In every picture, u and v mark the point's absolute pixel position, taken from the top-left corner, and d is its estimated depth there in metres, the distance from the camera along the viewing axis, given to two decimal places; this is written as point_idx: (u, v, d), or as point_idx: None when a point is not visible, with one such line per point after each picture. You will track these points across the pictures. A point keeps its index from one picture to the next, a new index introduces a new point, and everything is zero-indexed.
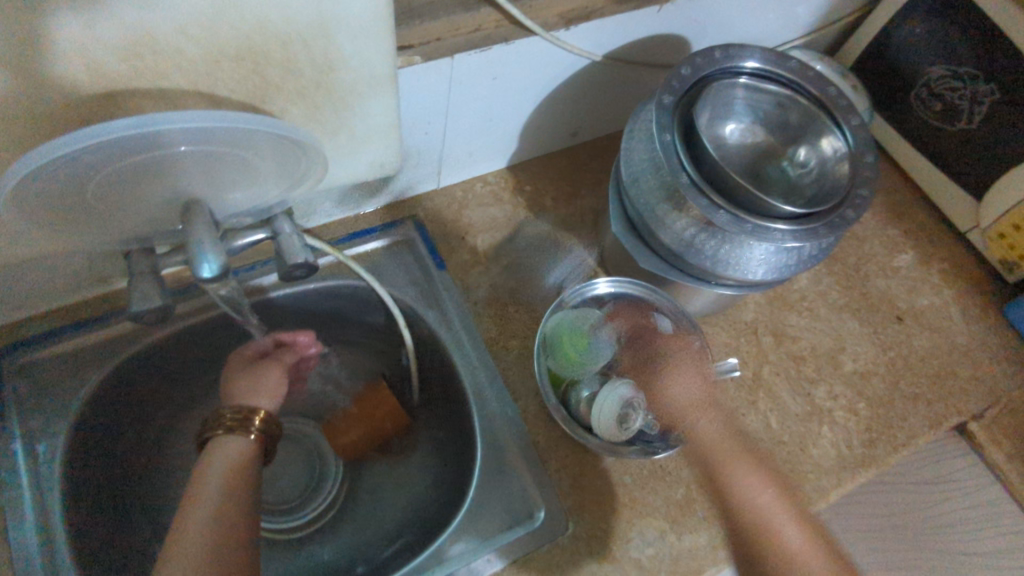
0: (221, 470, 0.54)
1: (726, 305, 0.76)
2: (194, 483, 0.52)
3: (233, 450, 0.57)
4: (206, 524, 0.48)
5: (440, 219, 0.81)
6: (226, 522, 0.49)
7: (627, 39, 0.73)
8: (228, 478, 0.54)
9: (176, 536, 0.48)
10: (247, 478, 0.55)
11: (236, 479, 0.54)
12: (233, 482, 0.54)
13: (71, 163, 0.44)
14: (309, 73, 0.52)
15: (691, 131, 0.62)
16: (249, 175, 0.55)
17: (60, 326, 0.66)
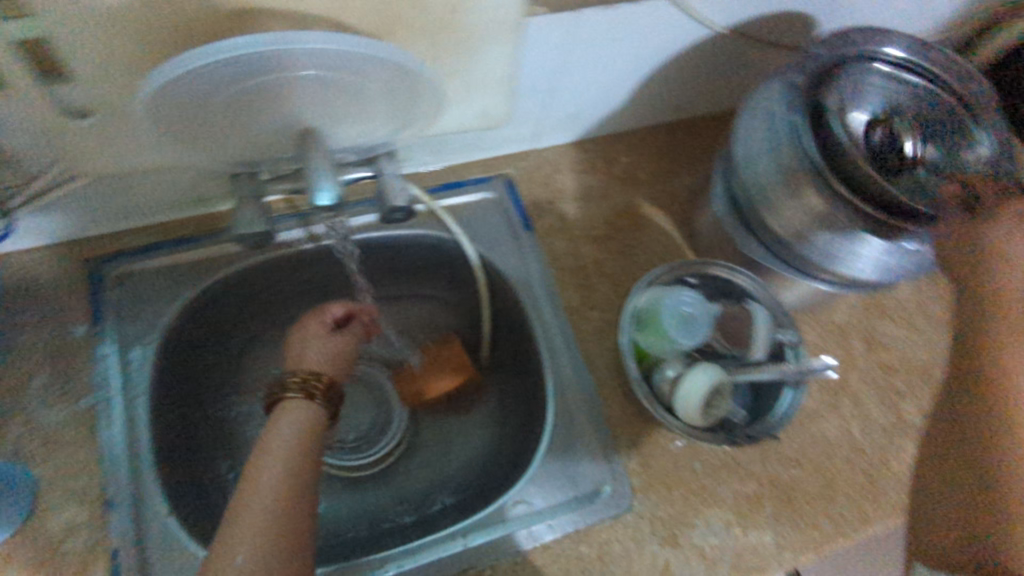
0: (290, 431, 0.50)
1: (821, 302, 0.72)
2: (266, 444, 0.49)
3: (300, 413, 0.53)
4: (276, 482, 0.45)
5: (532, 180, 0.79)
6: (291, 488, 0.46)
7: (755, 12, 0.70)
8: (301, 441, 0.50)
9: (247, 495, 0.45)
10: (317, 445, 0.52)
11: (305, 444, 0.50)
12: (299, 446, 0.50)
13: (207, 75, 0.43)
14: (440, 12, 0.50)
15: (820, 114, 0.59)
16: (366, 110, 0.54)
17: (158, 243, 0.68)
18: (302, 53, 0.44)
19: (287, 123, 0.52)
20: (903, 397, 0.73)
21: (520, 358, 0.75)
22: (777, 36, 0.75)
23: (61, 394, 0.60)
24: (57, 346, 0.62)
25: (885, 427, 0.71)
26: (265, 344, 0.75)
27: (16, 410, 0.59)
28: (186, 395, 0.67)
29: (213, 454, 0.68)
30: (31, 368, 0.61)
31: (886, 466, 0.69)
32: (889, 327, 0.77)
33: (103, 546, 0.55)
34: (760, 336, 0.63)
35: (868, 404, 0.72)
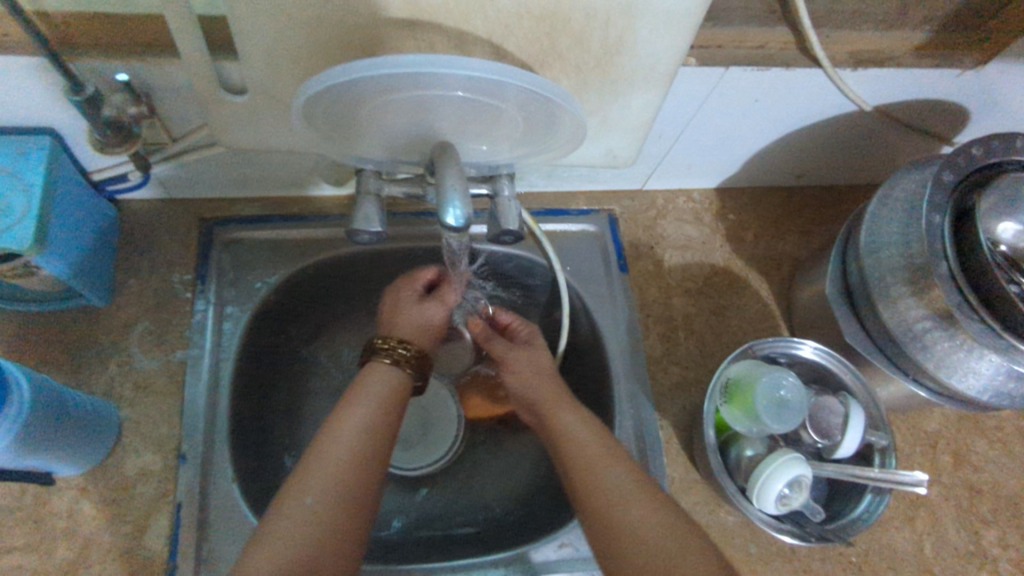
0: (371, 397, 0.53)
1: (916, 407, 0.68)
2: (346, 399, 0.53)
3: (385, 378, 0.55)
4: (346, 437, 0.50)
5: (635, 221, 0.78)
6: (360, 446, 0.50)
7: (908, 96, 0.66)
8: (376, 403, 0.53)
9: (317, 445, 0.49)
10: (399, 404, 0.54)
11: (383, 413, 0.53)
12: (378, 415, 0.52)
13: (371, 83, 0.45)
14: (596, 52, 0.51)
15: (965, 219, 0.56)
16: (501, 135, 0.55)
17: (268, 217, 0.70)
18: (458, 77, 0.45)
19: (425, 133, 0.54)
20: (987, 524, 0.68)
21: (592, 397, 0.73)
22: (923, 119, 0.71)
23: (157, 344, 0.63)
24: (161, 296, 0.65)
25: (961, 552, 0.67)
26: (346, 328, 0.76)
27: (116, 350, 0.62)
28: (266, 366, 0.69)
29: (279, 429, 0.69)
30: (134, 313, 0.64)
31: None
32: (984, 447, 0.72)
33: (170, 498, 0.57)
34: (851, 433, 0.59)
35: (947, 524, 0.68)
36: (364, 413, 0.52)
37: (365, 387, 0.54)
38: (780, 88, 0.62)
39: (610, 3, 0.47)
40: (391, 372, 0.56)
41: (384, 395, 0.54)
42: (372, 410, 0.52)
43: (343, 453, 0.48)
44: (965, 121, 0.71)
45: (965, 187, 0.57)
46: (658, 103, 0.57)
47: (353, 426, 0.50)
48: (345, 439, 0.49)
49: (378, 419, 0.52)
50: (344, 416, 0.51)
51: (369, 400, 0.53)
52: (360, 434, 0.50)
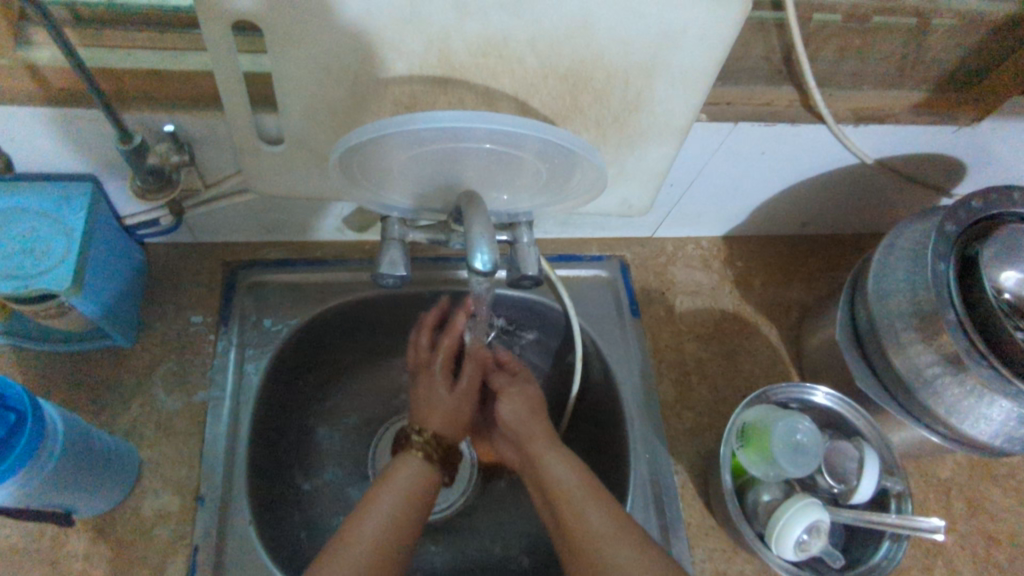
0: (397, 493, 0.55)
1: (931, 453, 0.69)
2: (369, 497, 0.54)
3: (416, 474, 0.57)
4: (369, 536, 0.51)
5: (646, 268, 0.80)
6: (385, 546, 0.51)
7: (907, 150, 0.69)
8: (401, 500, 0.55)
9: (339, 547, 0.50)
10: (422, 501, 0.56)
11: (410, 507, 0.54)
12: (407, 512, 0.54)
13: (407, 136, 0.48)
14: (615, 108, 0.54)
15: (970, 268, 0.58)
16: (523, 185, 0.57)
17: (291, 261, 0.72)
18: (486, 131, 0.48)
19: (451, 182, 0.56)
20: (1006, 573, 0.68)
21: (607, 441, 0.73)
22: (922, 172, 0.74)
23: (179, 385, 0.64)
24: (183, 338, 0.66)
25: None
26: (363, 369, 0.77)
27: (138, 391, 0.63)
28: (284, 408, 0.69)
29: (295, 473, 0.68)
30: (158, 354, 0.65)
31: None
32: (997, 494, 0.72)
33: (187, 540, 0.57)
34: (868, 476, 0.59)
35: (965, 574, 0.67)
36: (386, 508, 0.53)
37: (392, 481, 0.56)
38: (785, 142, 0.65)
39: (629, 63, 0.50)
40: (421, 467, 0.57)
41: (413, 494, 0.55)
42: (399, 508, 0.54)
43: (366, 551, 0.50)
44: (961, 174, 0.74)
45: (966, 237, 0.60)
46: (672, 156, 0.59)
47: (376, 524, 0.52)
48: (371, 536, 0.51)
49: (401, 516, 0.53)
50: (365, 514, 0.52)
51: (395, 499, 0.54)
52: (379, 532, 0.51)
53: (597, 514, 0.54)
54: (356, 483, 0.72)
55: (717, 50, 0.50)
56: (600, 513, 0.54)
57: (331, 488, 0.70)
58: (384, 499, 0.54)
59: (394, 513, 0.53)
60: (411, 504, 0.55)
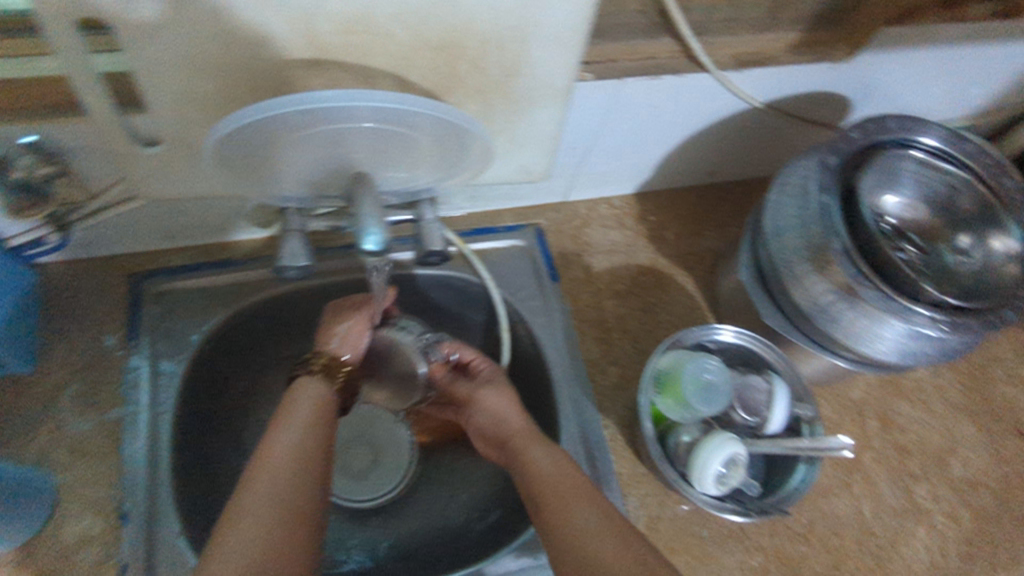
0: (303, 413, 0.53)
1: (840, 377, 0.72)
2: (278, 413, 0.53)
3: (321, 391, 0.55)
4: (289, 447, 0.49)
5: (561, 232, 0.82)
6: (295, 460, 0.48)
7: (791, 91, 0.72)
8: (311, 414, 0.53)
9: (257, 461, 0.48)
10: (328, 418, 0.54)
11: (319, 422, 0.53)
12: (319, 430, 0.52)
13: (282, 120, 0.48)
14: (494, 74, 0.54)
15: (851, 197, 0.61)
16: (415, 161, 0.57)
17: (197, 265, 0.70)
18: (365, 108, 0.48)
19: (340, 165, 0.56)
20: (917, 480, 0.73)
21: (537, 406, 0.74)
22: (812, 111, 0.77)
23: (89, 405, 0.62)
24: (90, 356, 0.64)
25: (897, 510, 0.70)
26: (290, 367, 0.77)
27: (46, 417, 0.61)
28: (208, 414, 0.68)
29: (226, 480, 0.68)
30: (63, 376, 0.63)
31: (897, 551, 0.68)
32: (906, 408, 0.77)
33: (114, 560, 0.56)
34: (778, 406, 0.62)
35: (881, 486, 0.72)
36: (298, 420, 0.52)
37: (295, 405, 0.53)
38: (673, 95, 0.67)
39: (500, 28, 0.50)
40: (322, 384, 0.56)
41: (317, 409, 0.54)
42: (308, 430, 0.51)
43: (286, 462, 0.48)
44: (848, 108, 0.78)
45: (850, 164, 0.62)
46: (561, 118, 0.60)
47: (291, 440, 0.50)
48: (291, 455, 0.48)
49: (315, 434, 0.51)
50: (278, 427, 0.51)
51: (301, 421, 0.52)
52: (295, 446, 0.49)
53: (587, 514, 0.49)
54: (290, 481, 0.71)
55: (584, 7, 0.50)
56: (592, 514, 0.49)
57: None
58: (295, 415, 0.53)
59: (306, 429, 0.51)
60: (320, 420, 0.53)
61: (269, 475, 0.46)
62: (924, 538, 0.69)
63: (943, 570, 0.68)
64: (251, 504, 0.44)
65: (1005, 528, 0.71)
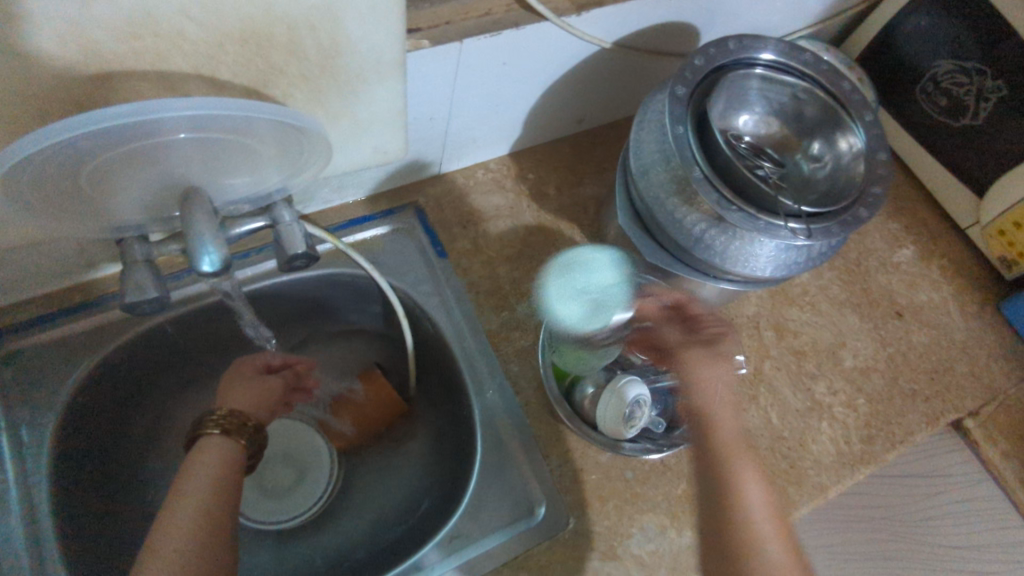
0: (212, 469, 0.49)
1: (731, 297, 0.74)
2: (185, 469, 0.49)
3: (229, 450, 0.52)
4: (198, 503, 0.46)
5: (441, 206, 0.79)
6: (205, 518, 0.45)
7: (637, 27, 0.71)
8: (221, 470, 0.50)
9: (163, 522, 0.44)
10: (238, 476, 0.51)
11: (227, 478, 0.49)
12: (221, 487, 0.48)
13: (72, 148, 0.42)
14: (314, 58, 0.50)
15: (705, 123, 0.61)
16: (251, 163, 0.53)
17: (46, 316, 0.64)
18: (169, 120, 0.43)
19: (167, 182, 0.51)
20: (816, 378, 0.77)
21: (448, 386, 0.73)
22: (663, 43, 0.77)
23: None
24: None
25: (801, 411, 0.74)
26: (182, 400, 0.73)
27: None
28: (94, 472, 0.64)
29: (130, 534, 0.64)
30: None
31: (806, 449, 0.72)
32: (796, 313, 0.81)
33: None
34: None
35: (784, 393, 0.75)
36: (205, 476, 0.48)
37: (197, 462, 0.50)
38: (519, 48, 0.65)
39: (305, 8, 0.46)
40: (229, 443, 0.53)
41: (225, 465, 0.50)
42: (217, 484, 0.48)
43: (196, 522, 0.44)
44: (697, 34, 0.78)
45: (699, 91, 0.62)
46: (403, 91, 0.58)
47: (197, 496, 0.46)
48: (197, 516, 0.45)
49: (224, 488, 0.48)
50: (184, 484, 0.47)
51: (208, 477, 0.48)
52: (204, 502, 0.46)
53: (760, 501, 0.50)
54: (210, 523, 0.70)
55: None
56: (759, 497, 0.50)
57: None
58: (202, 471, 0.49)
59: (216, 485, 0.48)
60: (229, 476, 0.49)
61: (180, 538, 0.43)
62: (829, 431, 0.74)
63: (849, 457, 0.72)
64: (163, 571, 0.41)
65: (896, 405, 0.77)
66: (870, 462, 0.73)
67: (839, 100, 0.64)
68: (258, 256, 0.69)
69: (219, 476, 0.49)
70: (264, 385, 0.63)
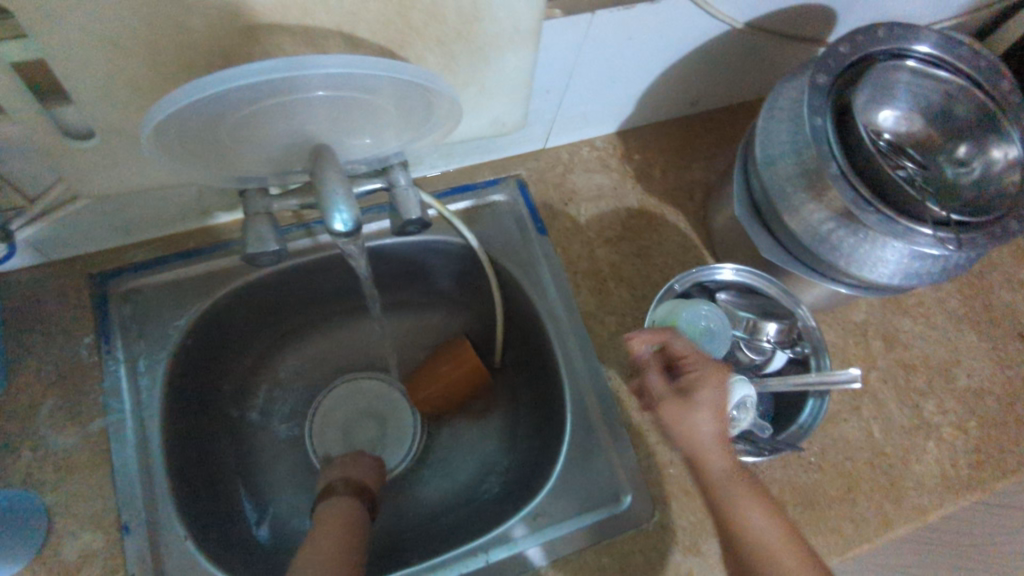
0: (339, 531, 0.53)
1: (843, 301, 0.70)
2: (314, 533, 0.52)
3: (353, 504, 0.57)
4: (328, 557, 0.49)
5: (544, 181, 0.77)
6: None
7: (774, 7, 0.67)
8: (346, 528, 0.53)
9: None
10: (360, 532, 0.54)
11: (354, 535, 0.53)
12: (350, 547, 0.51)
13: (221, 100, 0.43)
14: (453, 21, 0.49)
15: (845, 115, 0.57)
16: (377, 124, 0.53)
17: (164, 258, 0.66)
18: (314, 77, 0.43)
19: (297, 138, 0.51)
20: (925, 395, 0.72)
21: (537, 363, 0.73)
22: (797, 27, 0.72)
23: (70, 419, 0.59)
24: (63, 366, 0.61)
25: (906, 427, 0.70)
26: (276, 352, 0.75)
27: (25, 437, 0.58)
28: (199, 413, 0.66)
29: (229, 474, 0.67)
30: (39, 392, 0.59)
31: (909, 468, 0.68)
32: (909, 324, 0.76)
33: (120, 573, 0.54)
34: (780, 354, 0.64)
35: (890, 407, 0.71)
36: (332, 538, 0.52)
37: (324, 524, 0.53)
38: (650, 22, 0.62)
39: None
40: (354, 499, 0.58)
41: (353, 517, 0.55)
42: (342, 546, 0.51)
43: None
44: (834, 19, 0.73)
45: (842, 81, 0.58)
46: (531, 61, 0.56)
47: (322, 558, 0.49)
48: (329, 571, 0.48)
49: (345, 550, 0.51)
50: (313, 549, 0.50)
51: (337, 535, 0.52)
52: (329, 565, 0.49)
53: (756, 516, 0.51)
54: (304, 472, 0.72)
55: None
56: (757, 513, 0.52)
57: (270, 477, 0.70)
58: (330, 533, 0.52)
59: (341, 546, 0.51)
60: (351, 538, 0.52)
61: None
62: (935, 452, 0.69)
63: (954, 481, 0.68)
64: None
65: (1012, 432, 0.71)
66: (978, 489, 0.68)
67: (997, 102, 0.59)
68: (364, 215, 0.69)
69: (344, 538, 0.52)
70: (370, 457, 0.66)
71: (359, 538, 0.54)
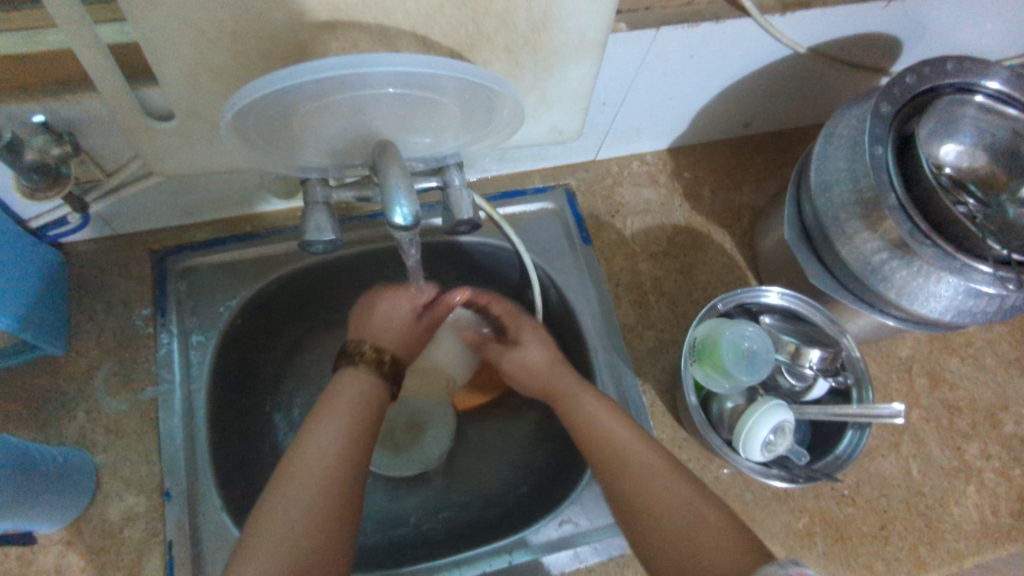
0: (349, 402, 0.52)
1: (889, 334, 0.69)
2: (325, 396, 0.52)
3: (370, 378, 0.55)
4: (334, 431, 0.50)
5: (592, 192, 0.78)
6: (335, 454, 0.48)
7: (839, 34, 0.67)
8: (358, 399, 0.52)
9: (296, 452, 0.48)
10: (376, 404, 0.54)
11: (365, 411, 0.52)
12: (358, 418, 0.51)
13: (297, 91, 0.45)
14: (523, 29, 0.50)
15: (907, 146, 0.56)
16: (439, 123, 0.54)
17: (223, 240, 0.69)
18: (385, 74, 0.44)
19: (362, 133, 0.53)
20: (969, 439, 0.70)
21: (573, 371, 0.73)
22: (860, 56, 0.72)
23: (124, 385, 0.61)
24: (120, 334, 0.63)
25: (946, 469, 0.69)
26: (318, 339, 0.77)
27: (81, 399, 0.60)
28: (243, 391, 0.68)
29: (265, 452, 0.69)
30: (96, 357, 0.62)
31: (946, 511, 0.66)
32: (956, 364, 0.74)
33: (160, 537, 0.56)
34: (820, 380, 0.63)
35: (930, 446, 0.70)
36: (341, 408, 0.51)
37: (339, 387, 0.53)
38: (713, 41, 0.62)
39: None
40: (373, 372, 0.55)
41: (366, 389, 0.54)
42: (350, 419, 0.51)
43: (324, 462, 0.47)
44: (899, 50, 0.72)
45: (905, 112, 0.58)
46: (593, 72, 0.57)
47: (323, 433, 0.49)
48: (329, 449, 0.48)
49: (355, 420, 0.51)
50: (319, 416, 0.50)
51: (345, 408, 0.51)
52: (333, 441, 0.49)
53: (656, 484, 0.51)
54: None
55: None
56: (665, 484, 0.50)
57: None
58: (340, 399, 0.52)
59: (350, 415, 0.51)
60: (365, 409, 0.52)
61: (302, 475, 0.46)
62: (975, 496, 0.67)
63: (994, 529, 0.66)
64: (275, 517, 0.44)
65: None
66: (1019, 539, 0.66)
67: None
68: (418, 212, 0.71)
69: (356, 408, 0.52)
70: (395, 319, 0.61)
71: (374, 408, 0.53)
